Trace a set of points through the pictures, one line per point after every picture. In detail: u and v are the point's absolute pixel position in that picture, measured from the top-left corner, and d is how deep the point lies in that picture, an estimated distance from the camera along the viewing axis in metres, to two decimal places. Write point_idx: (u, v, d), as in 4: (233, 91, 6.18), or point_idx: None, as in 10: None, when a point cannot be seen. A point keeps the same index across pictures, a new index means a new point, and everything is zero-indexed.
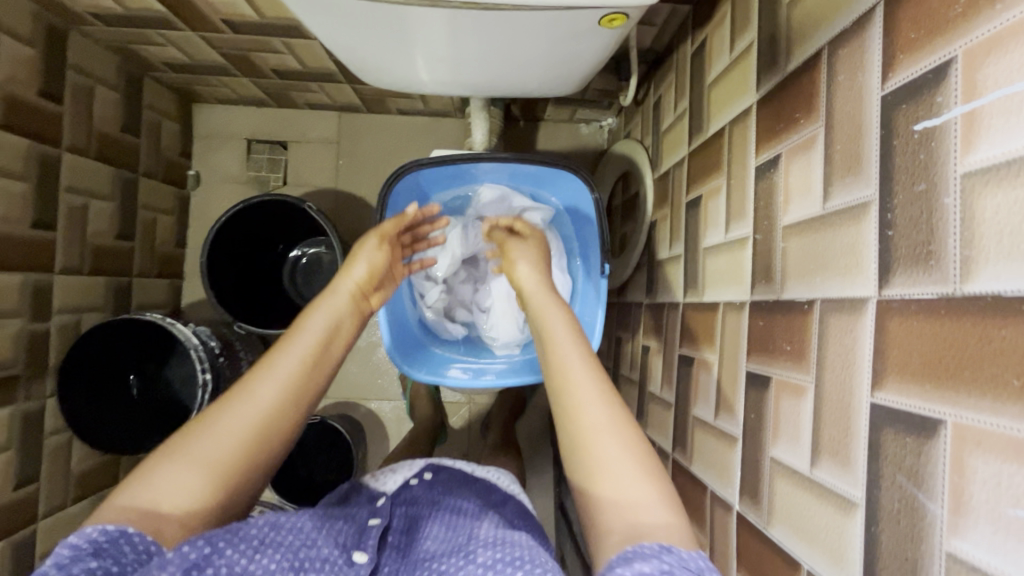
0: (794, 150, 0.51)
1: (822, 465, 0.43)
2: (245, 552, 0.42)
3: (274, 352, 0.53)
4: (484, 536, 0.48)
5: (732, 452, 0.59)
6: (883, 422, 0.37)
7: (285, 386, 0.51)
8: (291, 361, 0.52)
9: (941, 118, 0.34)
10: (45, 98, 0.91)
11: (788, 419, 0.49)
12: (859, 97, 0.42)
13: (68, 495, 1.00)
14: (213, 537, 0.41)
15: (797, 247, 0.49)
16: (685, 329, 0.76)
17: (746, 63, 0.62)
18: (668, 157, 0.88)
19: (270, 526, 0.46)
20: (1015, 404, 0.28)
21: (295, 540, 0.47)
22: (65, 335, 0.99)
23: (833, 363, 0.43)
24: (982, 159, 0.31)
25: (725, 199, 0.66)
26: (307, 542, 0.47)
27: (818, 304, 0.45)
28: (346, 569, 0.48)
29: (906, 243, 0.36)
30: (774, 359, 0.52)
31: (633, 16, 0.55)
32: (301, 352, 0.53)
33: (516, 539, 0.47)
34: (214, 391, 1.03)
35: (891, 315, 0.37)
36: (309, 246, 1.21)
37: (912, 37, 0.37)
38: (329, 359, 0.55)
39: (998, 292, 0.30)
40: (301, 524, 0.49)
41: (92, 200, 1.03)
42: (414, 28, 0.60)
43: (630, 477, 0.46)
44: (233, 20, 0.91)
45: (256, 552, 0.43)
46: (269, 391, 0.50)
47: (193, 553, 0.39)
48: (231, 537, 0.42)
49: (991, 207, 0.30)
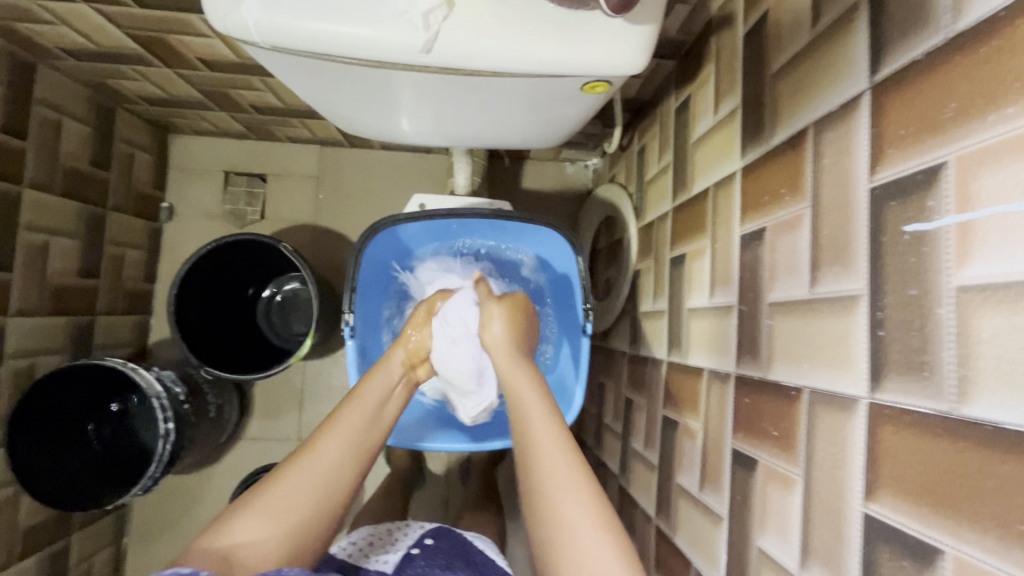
0: (780, 226, 0.49)
1: (812, 568, 0.41)
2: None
3: (339, 409, 0.57)
4: None
5: (716, 531, 0.56)
6: (877, 539, 0.35)
7: (349, 440, 0.55)
8: (355, 417, 0.56)
9: (933, 224, 0.32)
10: (6, 133, 0.87)
11: (776, 510, 0.46)
12: (846, 184, 0.40)
13: (13, 554, 0.93)
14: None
15: (784, 328, 0.47)
16: (668, 389, 0.74)
17: (730, 128, 0.61)
18: (651, 208, 0.87)
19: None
20: None
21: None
22: (17, 381, 0.93)
23: (822, 460, 0.41)
24: (978, 276, 0.29)
25: (709, 263, 0.64)
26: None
27: (806, 393, 0.43)
28: None
29: (898, 349, 0.34)
30: (761, 440, 0.50)
31: (614, 84, 0.54)
32: (363, 412, 0.57)
33: None
34: (179, 440, 0.98)
35: (884, 422, 0.35)
36: (283, 283, 1.19)
37: (900, 134, 0.35)
38: (383, 421, 0.59)
39: (998, 422, 0.28)
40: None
41: (54, 237, 0.99)
42: (393, 87, 0.58)
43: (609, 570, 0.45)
44: (209, 60, 0.89)
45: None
46: (333, 451, 0.53)
47: None
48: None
49: (989, 329, 0.29)
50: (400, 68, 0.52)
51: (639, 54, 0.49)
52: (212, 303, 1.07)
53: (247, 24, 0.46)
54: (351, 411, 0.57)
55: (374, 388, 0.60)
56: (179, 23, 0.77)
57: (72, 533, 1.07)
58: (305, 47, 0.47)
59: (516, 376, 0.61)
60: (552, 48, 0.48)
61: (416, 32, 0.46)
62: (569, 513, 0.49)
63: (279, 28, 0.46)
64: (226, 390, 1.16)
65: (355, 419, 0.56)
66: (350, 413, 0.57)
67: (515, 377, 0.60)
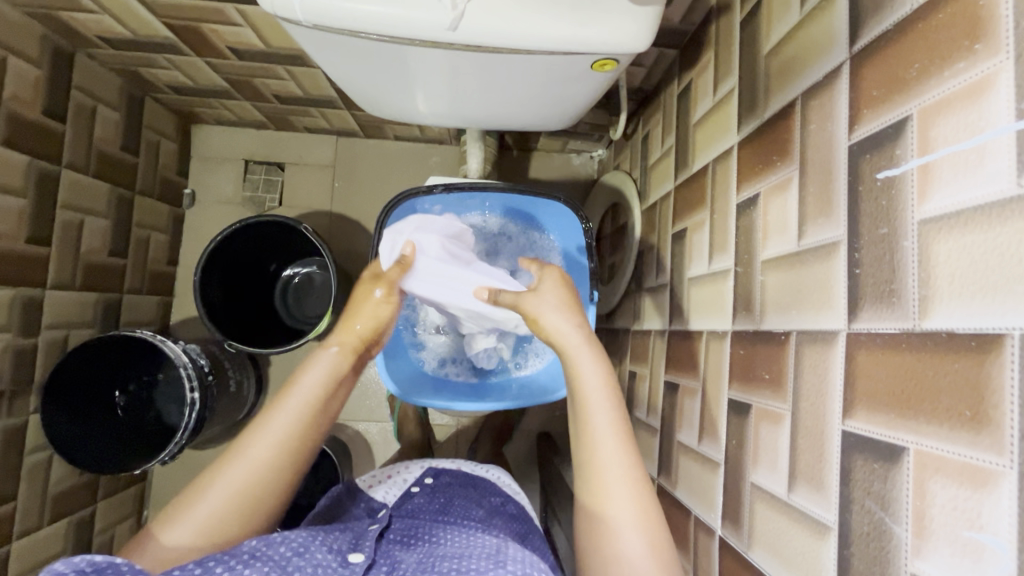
0: (772, 190, 0.54)
1: (799, 490, 0.45)
2: (232, 567, 0.45)
3: (266, 413, 0.57)
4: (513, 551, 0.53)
5: (714, 477, 0.61)
6: (854, 450, 0.39)
7: (274, 444, 0.56)
8: (283, 422, 0.57)
9: (899, 169, 0.37)
10: (46, 116, 0.93)
11: (767, 446, 0.51)
12: (830, 145, 0.45)
13: (44, 516, 0.97)
14: (204, 560, 0.45)
15: (775, 281, 0.52)
16: (670, 355, 0.78)
17: (728, 107, 0.66)
18: (655, 190, 0.92)
19: (263, 543, 0.49)
20: (969, 432, 0.30)
21: (286, 552, 0.48)
22: (52, 352, 0.99)
23: (808, 392, 0.45)
24: (937, 208, 0.34)
25: (708, 233, 0.69)
26: (300, 550, 0.49)
27: (794, 335, 0.48)
28: (341, 571, 0.50)
29: (872, 282, 0.39)
30: (754, 386, 0.54)
31: (622, 62, 0.59)
32: (292, 411, 0.57)
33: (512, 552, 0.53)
34: (202, 411, 1.02)
35: (860, 347, 0.40)
36: (300, 265, 1.24)
37: (874, 94, 0.40)
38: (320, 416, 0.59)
39: (951, 329, 0.32)
40: (296, 537, 0.51)
41: (87, 217, 1.04)
42: (415, 65, 0.63)
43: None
44: (238, 48, 0.94)
45: (244, 567, 0.45)
46: (261, 449, 0.55)
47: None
48: (222, 557, 0.46)
49: (944, 251, 0.33)
50: (425, 46, 0.57)
51: (644, 34, 0.54)
52: (235, 283, 1.12)
53: (292, 3, 0.51)
54: (282, 411, 0.57)
55: (309, 378, 0.59)
56: (213, 12, 0.83)
57: (98, 502, 1.11)
58: (341, 23, 0.52)
59: (581, 349, 0.60)
60: (565, 28, 0.53)
61: (442, 10, 0.51)
62: (613, 507, 0.53)
63: (319, 7, 0.51)
64: (244, 367, 1.21)
65: (284, 424, 0.57)
66: (279, 414, 0.57)
67: (578, 349, 0.60)
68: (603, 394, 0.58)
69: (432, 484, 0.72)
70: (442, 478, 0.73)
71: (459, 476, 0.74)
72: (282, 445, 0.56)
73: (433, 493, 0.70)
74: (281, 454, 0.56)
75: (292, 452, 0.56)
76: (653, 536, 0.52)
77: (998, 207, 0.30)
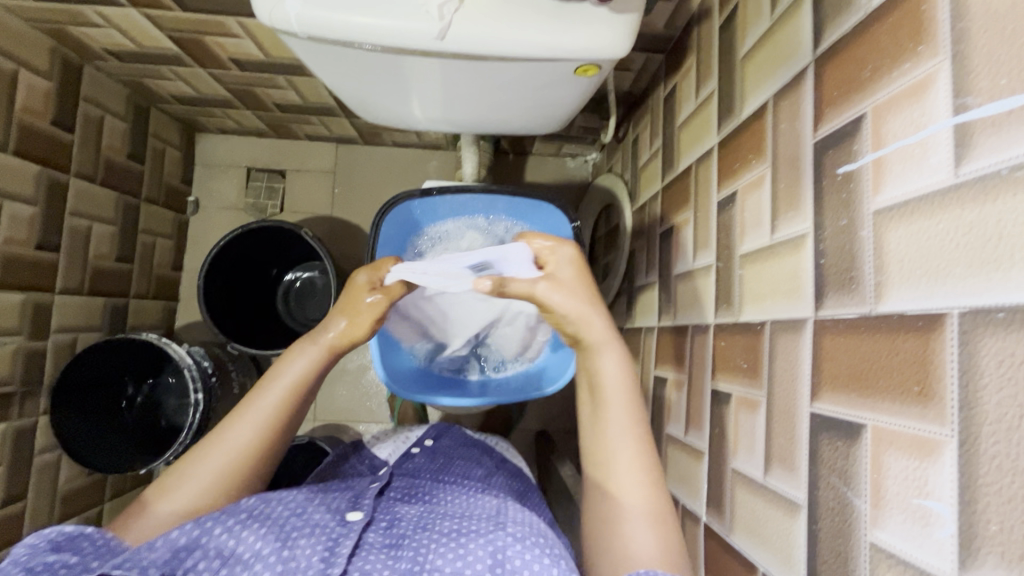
0: (748, 187, 0.56)
1: (774, 472, 0.48)
2: (231, 528, 0.49)
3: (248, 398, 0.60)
4: (513, 512, 0.56)
5: (699, 466, 0.63)
6: (820, 430, 0.41)
7: (252, 427, 0.59)
8: (262, 408, 0.60)
9: (857, 163, 0.40)
10: (56, 127, 0.96)
11: (746, 432, 0.53)
12: (798, 143, 0.47)
13: (54, 514, 1.00)
14: (201, 521, 0.49)
15: (752, 274, 0.54)
16: (659, 350, 0.80)
17: (708, 109, 0.68)
18: (644, 191, 0.95)
19: (261, 501, 0.53)
20: (918, 407, 0.32)
21: (284, 510, 0.52)
22: (61, 354, 1.01)
23: (781, 378, 0.47)
24: (889, 198, 0.36)
25: (692, 231, 0.71)
26: (297, 512, 0.53)
27: (769, 325, 0.50)
28: (338, 529, 0.52)
29: (835, 271, 0.41)
30: (734, 376, 0.56)
31: (604, 68, 0.62)
32: (252, 424, 0.59)
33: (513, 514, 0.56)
34: (206, 411, 1.05)
35: (826, 332, 0.42)
36: (302, 270, 1.27)
37: (835, 94, 0.43)
38: (297, 406, 0.62)
39: (902, 310, 0.34)
40: (294, 498, 0.54)
41: (95, 224, 1.08)
42: (407, 73, 0.66)
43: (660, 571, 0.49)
44: (240, 59, 0.98)
45: (243, 528, 0.49)
46: (221, 455, 0.57)
47: (182, 538, 0.48)
48: (219, 516, 0.50)
49: (895, 239, 0.36)
50: (416, 55, 0.60)
51: (624, 40, 0.57)
52: (239, 287, 1.15)
53: (289, 17, 0.54)
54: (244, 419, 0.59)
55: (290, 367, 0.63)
56: (215, 25, 0.86)
57: (106, 501, 1.14)
58: (335, 34, 0.55)
59: (605, 346, 0.61)
60: (548, 35, 0.55)
61: (430, 21, 0.54)
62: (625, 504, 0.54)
63: (313, 19, 0.54)
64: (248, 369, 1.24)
65: (244, 436, 0.58)
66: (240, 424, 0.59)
67: (603, 343, 0.61)
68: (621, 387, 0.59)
69: (433, 446, 0.74)
70: (443, 440, 0.75)
71: (460, 438, 0.76)
72: (242, 451, 0.57)
73: (434, 455, 0.72)
74: (241, 463, 0.57)
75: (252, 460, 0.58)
76: (657, 517, 0.53)
77: (940, 196, 0.32)
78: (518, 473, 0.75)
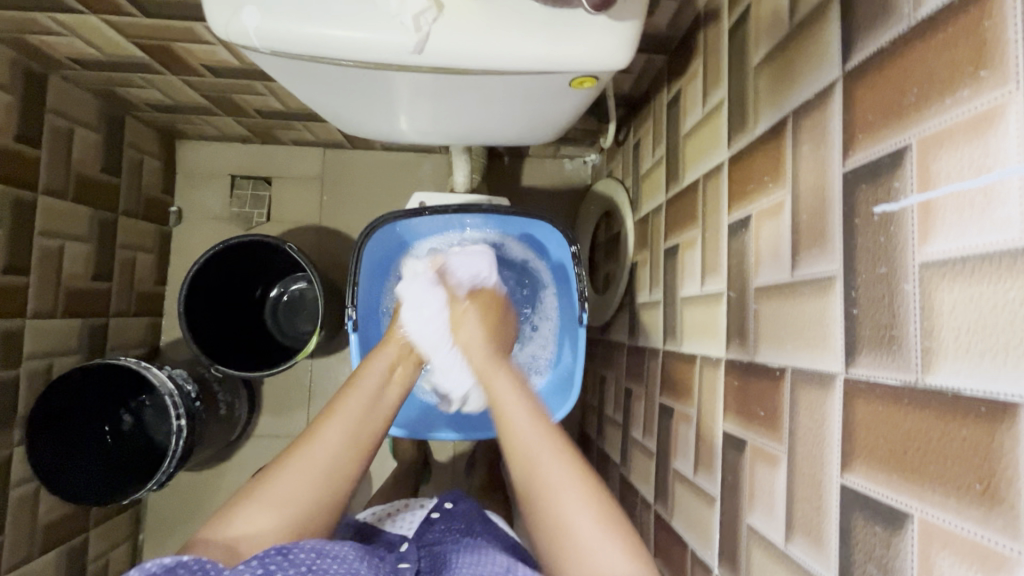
0: (764, 213, 0.51)
1: (796, 541, 0.43)
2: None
3: (336, 405, 0.59)
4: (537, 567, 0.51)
5: (710, 512, 0.58)
6: (853, 508, 0.36)
7: (350, 429, 0.57)
8: (355, 407, 0.59)
9: (898, 205, 0.34)
10: (20, 142, 0.90)
11: (763, 488, 0.48)
12: (823, 171, 0.42)
13: (35, 547, 0.96)
14: (266, 559, 0.45)
15: (768, 312, 0.49)
16: (665, 377, 0.75)
17: (717, 120, 0.62)
18: (647, 201, 0.89)
19: (317, 552, 0.48)
20: (980, 509, 0.27)
21: (340, 568, 0.48)
22: (36, 382, 0.97)
23: (804, 436, 0.42)
24: (939, 251, 0.31)
25: (700, 252, 0.66)
26: (352, 570, 0.48)
27: (789, 373, 0.45)
28: None
29: (870, 326, 0.36)
30: (749, 422, 0.51)
31: (602, 80, 0.56)
32: (342, 427, 0.57)
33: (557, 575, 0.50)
34: (190, 437, 1.00)
35: (858, 396, 0.36)
36: (290, 283, 1.22)
37: (869, 119, 0.37)
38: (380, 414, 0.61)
39: (957, 389, 0.29)
40: (344, 551, 0.50)
41: (67, 242, 1.02)
42: (387, 87, 0.60)
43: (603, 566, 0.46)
44: (214, 66, 0.91)
45: None
46: (301, 475, 0.53)
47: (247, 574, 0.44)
48: (283, 560, 0.45)
49: (948, 302, 0.30)
50: (395, 69, 0.54)
51: (623, 50, 0.51)
52: (223, 305, 1.10)
53: (248, 30, 0.48)
54: (330, 427, 0.57)
55: (374, 370, 0.64)
56: (182, 31, 0.80)
57: (91, 528, 1.10)
58: (303, 49, 0.49)
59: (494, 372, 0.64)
60: (540, 47, 0.49)
61: (407, 33, 0.48)
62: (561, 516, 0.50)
63: (275, 33, 0.48)
64: (235, 388, 1.19)
65: (325, 448, 0.55)
66: (332, 425, 0.57)
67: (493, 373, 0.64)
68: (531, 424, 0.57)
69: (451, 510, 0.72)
70: (461, 506, 0.73)
71: (477, 509, 0.73)
72: (325, 472, 0.54)
73: (452, 520, 0.69)
74: (326, 477, 0.54)
75: (334, 479, 0.55)
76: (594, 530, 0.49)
77: (1010, 258, 0.27)
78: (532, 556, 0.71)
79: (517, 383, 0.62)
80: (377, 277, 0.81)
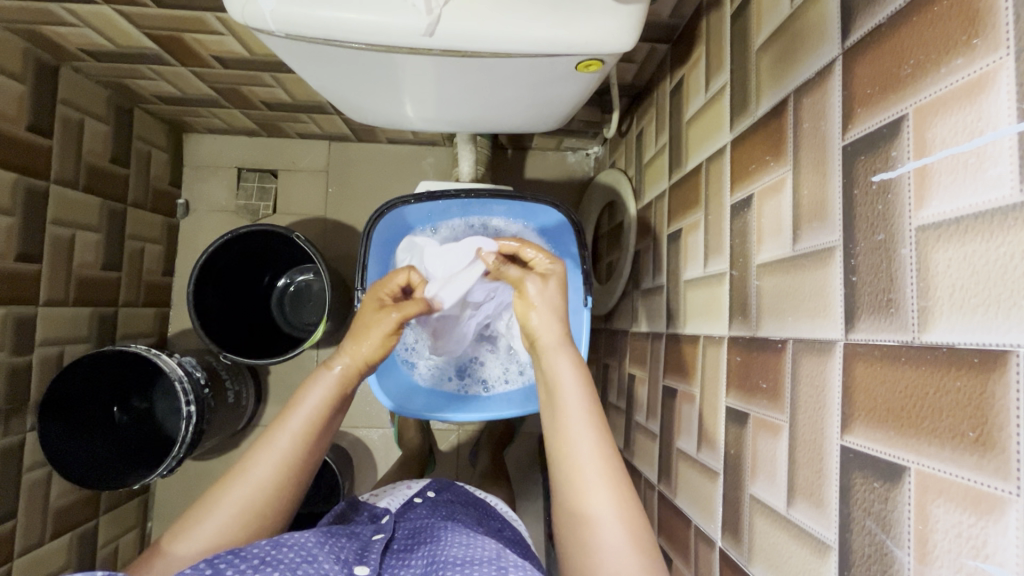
0: (766, 191, 0.52)
1: (798, 505, 0.44)
2: (243, 572, 0.45)
3: (268, 433, 0.57)
4: (514, 556, 0.52)
5: (713, 487, 0.59)
6: (852, 467, 0.37)
7: (279, 462, 0.55)
8: (283, 441, 0.56)
9: (895, 172, 0.35)
10: (32, 132, 0.92)
11: (766, 457, 0.49)
12: (824, 145, 0.43)
13: (46, 532, 0.97)
14: (214, 560, 0.45)
15: (770, 286, 0.50)
16: (668, 359, 0.76)
17: (719, 104, 0.64)
18: (650, 189, 0.90)
19: (272, 544, 0.49)
20: (973, 456, 0.29)
21: (296, 556, 0.48)
22: (48, 368, 0.98)
23: (805, 403, 0.43)
24: (935, 214, 0.32)
25: (703, 235, 0.67)
26: (308, 558, 0.49)
27: (791, 344, 0.46)
28: None
29: (869, 291, 0.37)
30: (752, 396, 0.52)
31: (607, 63, 0.57)
32: (274, 458, 0.55)
33: (513, 558, 0.52)
34: (199, 423, 1.01)
35: (858, 359, 0.38)
36: (296, 274, 1.24)
37: (868, 93, 0.38)
38: (319, 439, 0.59)
39: (952, 344, 0.30)
40: (302, 541, 0.51)
41: (78, 232, 1.04)
42: (396, 72, 0.62)
43: (621, 535, 0.49)
44: (223, 57, 0.93)
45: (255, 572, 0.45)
46: (220, 518, 0.52)
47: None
48: (233, 558, 0.46)
49: (943, 261, 0.31)
50: (404, 52, 0.55)
51: (628, 33, 0.52)
52: (232, 295, 1.12)
53: (263, 14, 0.50)
54: (258, 464, 0.55)
55: (310, 397, 0.60)
56: (193, 22, 0.82)
57: (101, 516, 1.11)
58: (317, 32, 0.51)
59: (556, 349, 0.63)
60: (548, 30, 0.51)
61: (418, 16, 0.49)
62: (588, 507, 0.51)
63: (289, 17, 0.50)
64: (242, 376, 1.20)
65: (253, 484, 0.54)
66: (260, 459, 0.55)
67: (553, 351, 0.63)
68: (580, 391, 0.59)
69: (435, 498, 0.72)
70: (444, 494, 0.73)
71: (460, 494, 0.74)
72: (256, 501, 0.53)
73: (435, 506, 0.69)
74: (259, 507, 0.53)
75: (265, 509, 0.54)
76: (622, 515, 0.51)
77: (1002, 215, 0.28)
78: (518, 535, 0.72)
79: (579, 369, 0.61)
80: (383, 262, 0.83)
